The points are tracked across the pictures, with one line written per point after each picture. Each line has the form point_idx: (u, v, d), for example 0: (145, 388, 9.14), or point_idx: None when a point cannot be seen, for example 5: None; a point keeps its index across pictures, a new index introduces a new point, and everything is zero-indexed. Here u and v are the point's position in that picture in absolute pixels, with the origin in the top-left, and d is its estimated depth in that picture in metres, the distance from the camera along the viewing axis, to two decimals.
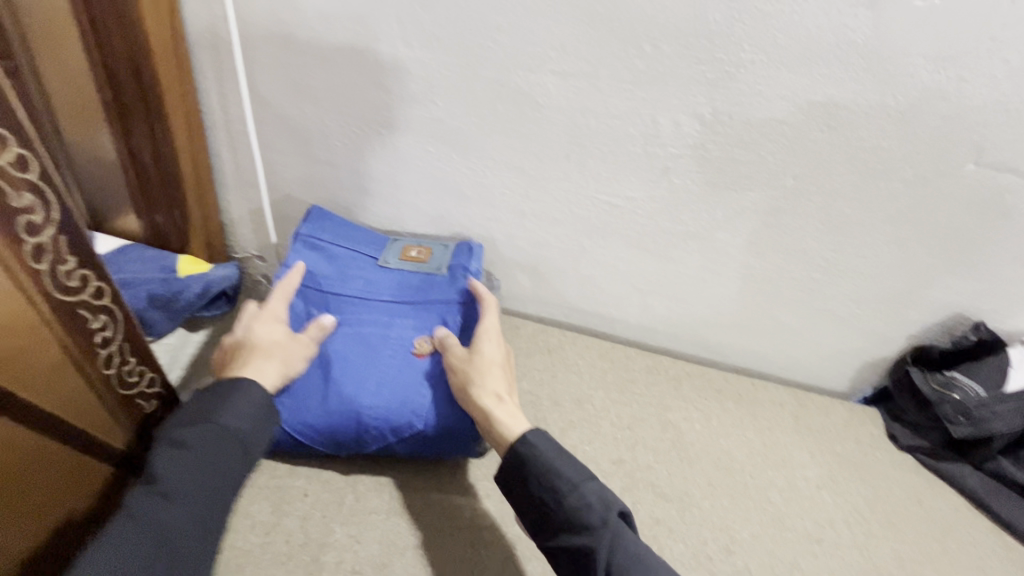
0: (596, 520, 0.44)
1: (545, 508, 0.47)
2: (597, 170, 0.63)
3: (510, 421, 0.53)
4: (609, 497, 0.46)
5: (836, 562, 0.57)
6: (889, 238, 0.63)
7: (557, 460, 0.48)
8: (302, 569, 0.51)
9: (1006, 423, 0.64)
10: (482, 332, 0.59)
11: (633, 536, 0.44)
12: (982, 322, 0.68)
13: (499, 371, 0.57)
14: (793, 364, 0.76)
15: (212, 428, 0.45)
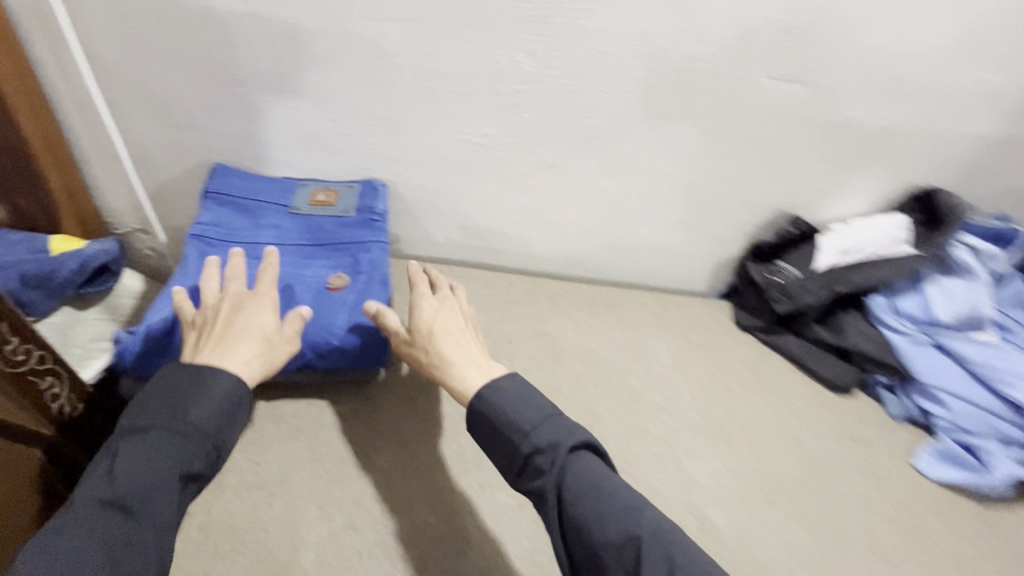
0: (556, 454, 0.49)
1: (505, 455, 0.51)
2: (451, 111, 0.68)
3: (473, 380, 0.55)
4: (571, 433, 0.50)
5: (679, 423, 0.69)
6: (715, 151, 0.73)
7: (510, 406, 0.52)
8: (206, 493, 0.57)
9: (815, 296, 0.77)
10: (418, 303, 0.61)
11: (586, 468, 0.49)
12: (798, 216, 0.80)
13: (445, 334, 0.58)
14: (657, 271, 0.87)
15: (176, 430, 0.47)
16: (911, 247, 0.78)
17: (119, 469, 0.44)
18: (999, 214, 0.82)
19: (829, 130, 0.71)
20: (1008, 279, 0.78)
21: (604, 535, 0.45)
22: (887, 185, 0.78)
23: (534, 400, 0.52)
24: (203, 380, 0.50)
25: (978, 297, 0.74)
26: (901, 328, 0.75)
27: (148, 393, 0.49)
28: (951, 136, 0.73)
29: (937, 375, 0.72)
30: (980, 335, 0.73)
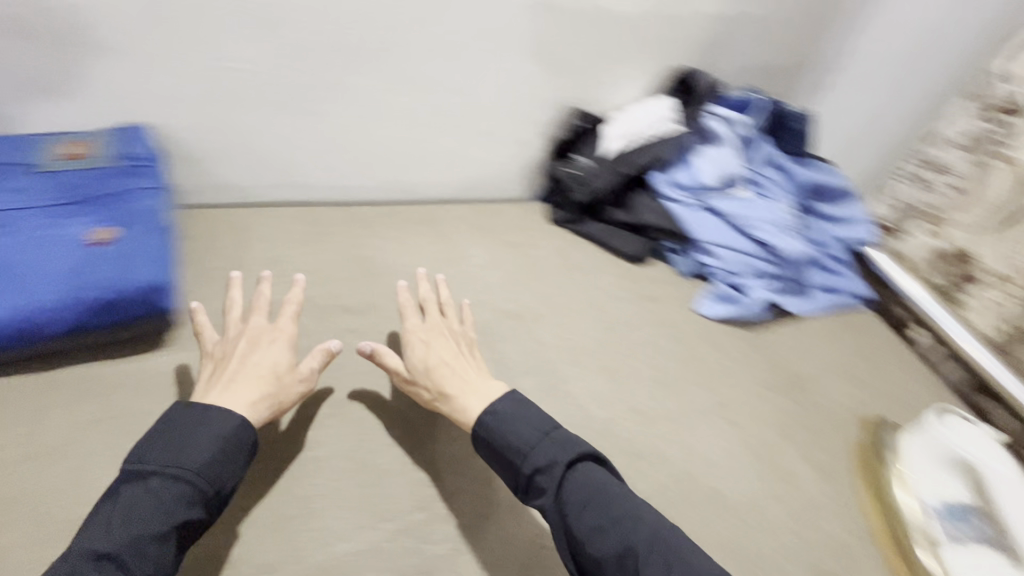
0: (554, 467, 0.54)
1: (508, 474, 0.56)
2: (203, 35, 0.64)
3: (472, 404, 0.59)
4: (569, 443, 0.56)
5: (494, 312, 0.74)
6: (492, 54, 0.76)
7: (510, 424, 0.56)
8: None
9: (604, 180, 0.85)
10: (411, 333, 0.64)
11: (590, 477, 0.54)
12: (582, 109, 0.88)
13: (442, 366, 0.61)
14: (471, 184, 0.90)
15: (174, 478, 0.47)
16: (678, 125, 0.86)
17: (123, 514, 0.44)
18: (747, 86, 0.95)
19: (587, 22, 0.78)
20: (756, 141, 0.91)
21: (598, 546, 0.50)
22: (652, 70, 0.87)
23: (534, 414, 0.57)
24: (207, 415, 0.51)
25: (730, 159, 0.86)
26: (677, 197, 0.86)
27: (155, 432, 0.50)
28: (689, 19, 0.83)
29: (706, 232, 0.85)
30: (735, 191, 0.86)
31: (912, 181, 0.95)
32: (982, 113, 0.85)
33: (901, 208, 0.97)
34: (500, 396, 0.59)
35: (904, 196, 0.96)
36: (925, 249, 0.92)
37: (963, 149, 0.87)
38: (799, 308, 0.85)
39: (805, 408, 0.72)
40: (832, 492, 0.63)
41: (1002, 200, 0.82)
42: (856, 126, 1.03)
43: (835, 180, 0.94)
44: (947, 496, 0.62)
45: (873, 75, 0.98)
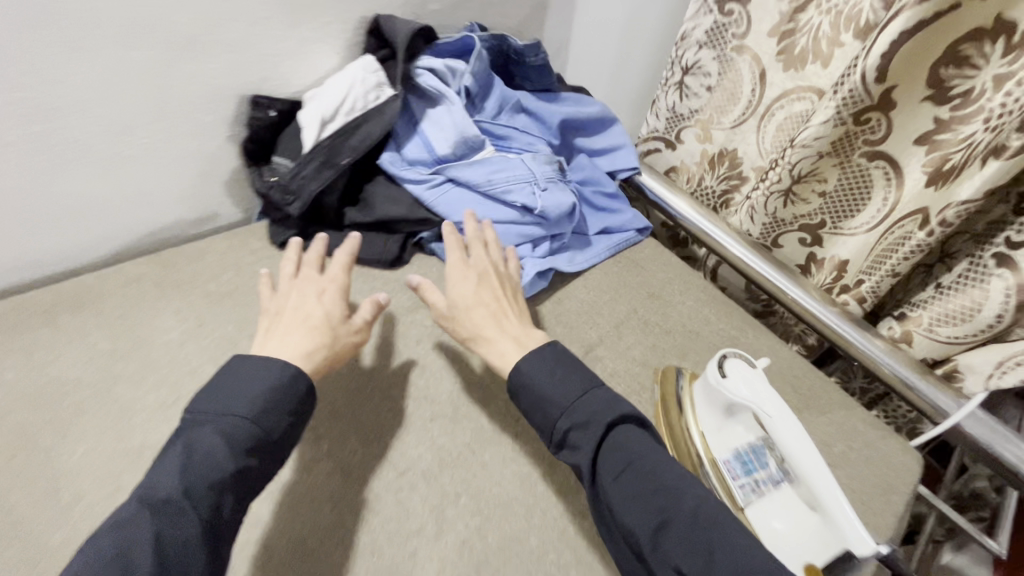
0: (594, 424, 0.51)
1: (541, 426, 0.54)
2: None
3: (508, 352, 0.58)
4: (606, 408, 0.52)
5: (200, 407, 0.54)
6: (68, 50, 0.52)
7: (540, 380, 0.54)
8: None
9: (319, 181, 0.67)
10: (463, 268, 0.63)
11: (633, 442, 0.51)
12: (258, 95, 0.67)
13: (474, 309, 0.60)
14: (146, 219, 0.69)
15: (234, 423, 0.46)
16: (394, 89, 0.71)
17: (252, 414, 0.47)
18: (467, 23, 0.80)
19: None
20: (492, 87, 0.78)
21: (631, 515, 0.47)
22: (333, 25, 0.68)
23: (572, 376, 0.55)
24: (260, 368, 0.50)
25: (464, 119, 0.72)
26: (415, 175, 0.72)
27: (245, 380, 0.49)
28: None
29: (459, 209, 0.72)
30: (482, 154, 0.73)
31: (672, 89, 0.87)
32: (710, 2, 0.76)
33: (669, 117, 0.90)
34: (520, 358, 0.56)
35: (667, 105, 0.89)
36: (695, 158, 0.90)
37: (704, 45, 0.79)
38: (580, 264, 0.78)
39: None
40: None
41: (754, 96, 0.77)
42: (608, 91, 1.03)
43: (588, 111, 0.86)
44: (737, 444, 0.55)
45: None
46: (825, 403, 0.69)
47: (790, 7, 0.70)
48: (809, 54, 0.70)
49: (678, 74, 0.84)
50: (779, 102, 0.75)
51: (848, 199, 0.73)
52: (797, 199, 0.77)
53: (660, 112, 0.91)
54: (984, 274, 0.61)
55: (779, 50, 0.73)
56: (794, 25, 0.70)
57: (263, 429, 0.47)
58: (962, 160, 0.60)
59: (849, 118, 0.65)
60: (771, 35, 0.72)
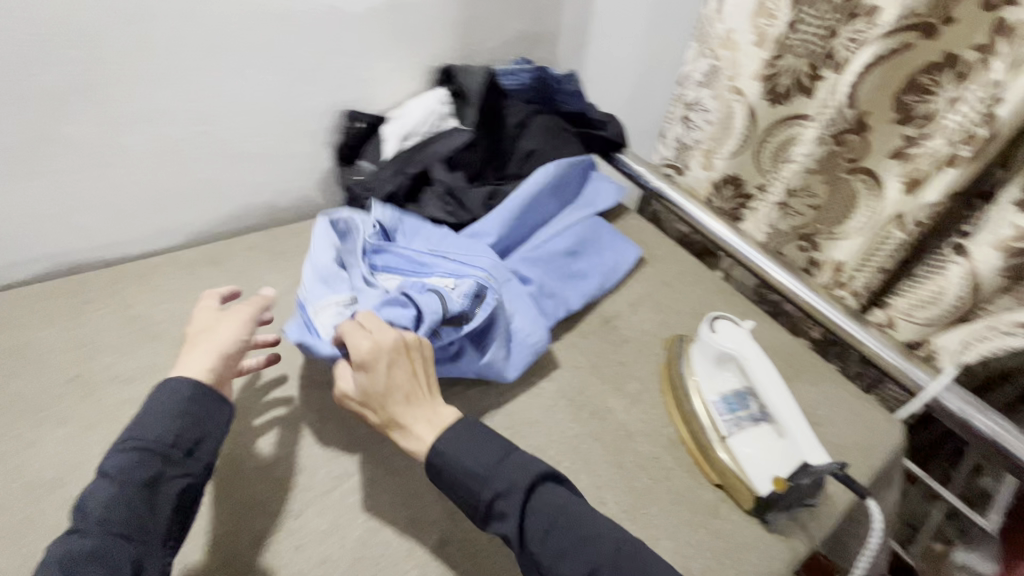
0: (513, 494, 0.52)
1: (467, 495, 0.53)
2: None
3: (422, 431, 0.57)
4: (523, 471, 0.53)
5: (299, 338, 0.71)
6: (221, 74, 0.71)
7: (459, 454, 0.54)
8: None
9: (393, 181, 0.85)
10: (371, 358, 0.57)
11: (553, 499, 0.52)
12: (351, 109, 0.86)
13: (392, 395, 0.57)
14: (260, 205, 0.87)
15: (131, 447, 0.49)
16: (455, 119, 0.91)
17: (152, 434, 0.50)
18: (514, 58, 0.99)
19: (319, 22, 0.75)
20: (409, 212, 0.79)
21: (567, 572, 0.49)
22: (414, 59, 0.87)
23: (484, 446, 0.55)
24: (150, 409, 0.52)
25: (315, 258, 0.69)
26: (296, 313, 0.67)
27: (155, 407, 0.52)
28: (440, 9, 0.85)
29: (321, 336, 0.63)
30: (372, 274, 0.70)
31: (676, 122, 1.01)
32: (704, 50, 0.90)
33: (675, 146, 1.03)
34: (438, 434, 0.56)
35: (673, 136, 1.03)
36: (703, 185, 1.01)
37: (702, 84, 0.93)
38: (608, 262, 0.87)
39: (611, 345, 0.78)
40: (641, 413, 0.69)
41: (748, 129, 0.90)
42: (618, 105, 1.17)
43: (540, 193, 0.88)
44: (724, 389, 0.67)
45: (621, 34, 1.07)
46: (814, 378, 0.79)
47: (771, 56, 0.82)
48: (792, 90, 0.83)
49: (680, 107, 0.99)
50: (774, 129, 0.88)
51: (839, 209, 0.84)
52: (793, 212, 0.89)
53: (667, 141, 1.04)
54: (943, 263, 0.72)
55: (763, 91, 0.85)
56: (773, 70, 0.83)
57: (168, 441, 0.50)
58: (930, 170, 0.71)
59: (831, 138, 0.79)
60: (757, 80, 0.85)
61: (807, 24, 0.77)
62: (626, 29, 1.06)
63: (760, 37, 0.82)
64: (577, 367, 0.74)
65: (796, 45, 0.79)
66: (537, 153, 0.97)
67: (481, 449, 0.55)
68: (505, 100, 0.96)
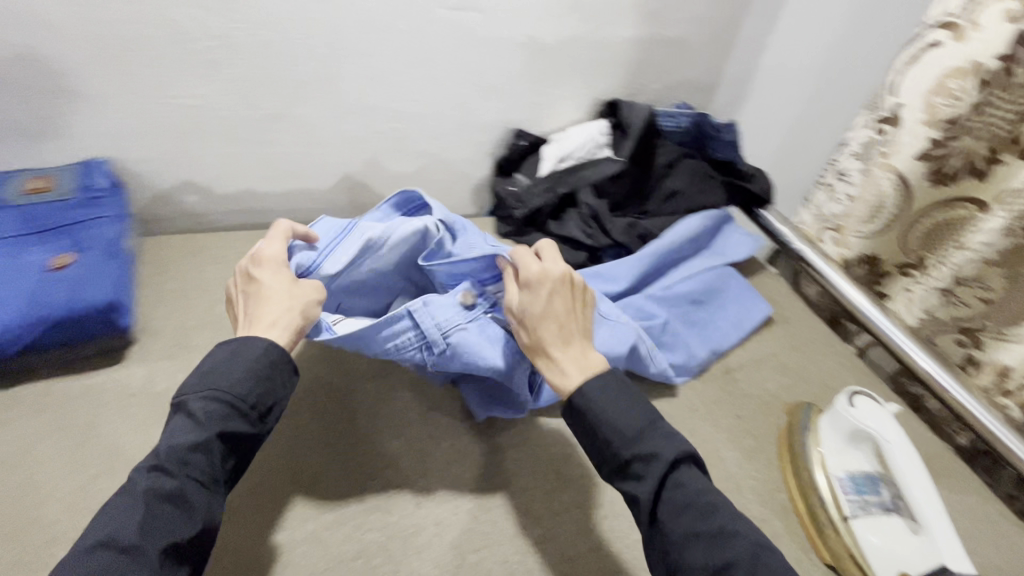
0: (656, 461, 0.50)
1: (606, 452, 0.52)
2: (150, 76, 0.69)
3: (564, 375, 0.55)
4: (668, 447, 0.51)
5: None
6: (424, 81, 0.82)
7: (610, 411, 0.53)
8: None
9: (542, 198, 0.92)
10: (537, 282, 0.59)
11: (689, 480, 0.50)
12: (522, 129, 0.94)
13: (551, 319, 0.57)
14: (423, 199, 0.98)
15: (219, 398, 0.48)
16: (610, 151, 0.95)
17: (235, 391, 0.49)
18: (678, 102, 1.02)
19: (514, 47, 0.83)
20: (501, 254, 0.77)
21: (688, 556, 0.47)
22: (584, 91, 0.94)
23: (634, 407, 0.53)
24: (233, 353, 0.50)
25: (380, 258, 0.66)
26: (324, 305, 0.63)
27: (226, 358, 0.50)
28: (617, 46, 0.90)
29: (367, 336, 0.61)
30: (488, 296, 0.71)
31: (823, 189, 0.97)
32: (870, 120, 0.86)
33: (816, 214, 1.00)
34: (586, 382, 0.54)
35: (816, 204, 0.99)
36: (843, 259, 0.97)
37: (857, 157, 0.89)
38: (734, 313, 0.87)
39: (730, 396, 0.77)
40: (755, 470, 0.68)
41: (900, 210, 0.86)
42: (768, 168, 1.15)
43: (654, 246, 0.88)
44: (853, 468, 0.64)
45: (788, 91, 1.05)
46: (956, 483, 0.71)
47: (941, 137, 0.78)
48: (962, 171, 0.78)
49: (831, 176, 0.95)
50: (944, 204, 0.82)
51: (1015, 309, 0.77)
52: (958, 303, 0.83)
53: (809, 208, 1.02)
54: None
55: (928, 170, 0.81)
56: (943, 151, 0.79)
57: (245, 400, 0.49)
58: None
59: (1020, 232, 0.74)
60: (920, 159, 0.80)
61: (996, 108, 0.73)
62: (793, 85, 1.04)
63: (932, 116, 0.77)
64: (692, 409, 0.74)
65: (977, 128, 0.75)
66: (680, 195, 0.99)
67: (635, 411, 0.53)
68: (660, 139, 1.00)
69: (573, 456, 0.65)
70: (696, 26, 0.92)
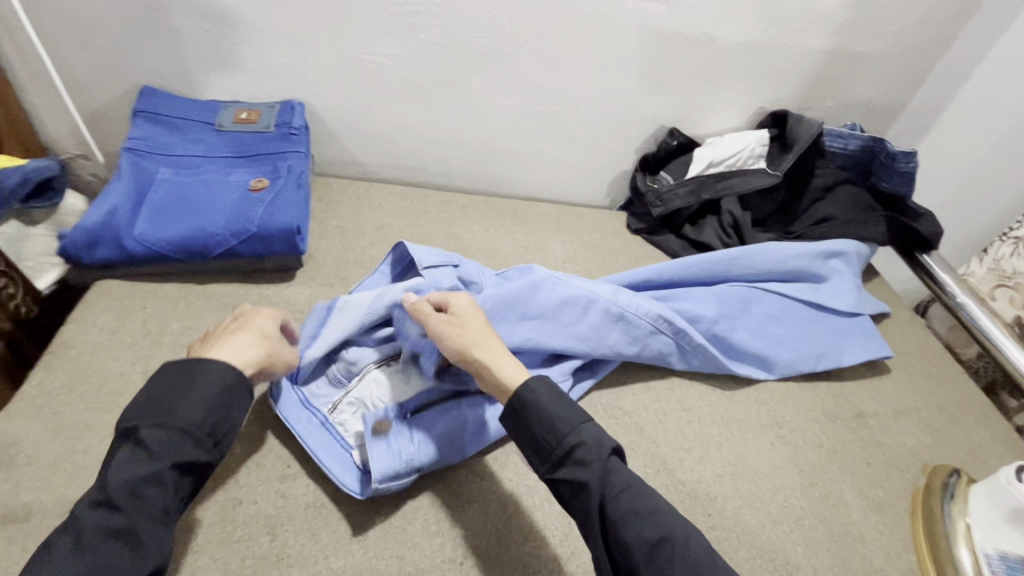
0: (597, 447, 0.49)
1: (546, 445, 0.50)
2: (355, 32, 0.76)
3: (507, 371, 0.54)
4: (605, 437, 0.51)
5: None
6: (593, 68, 0.83)
7: (549, 400, 0.52)
8: (134, 332, 0.62)
9: (683, 200, 0.90)
10: (463, 306, 0.59)
11: (624, 469, 0.50)
12: (676, 128, 0.92)
13: (486, 333, 0.57)
14: (561, 183, 0.99)
15: (168, 428, 0.44)
16: (765, 163, 0.91)
17: (191, 421, 0.45)
18: (850, 122, 0.94)
19: (689, 44, 0.82)
20: (531, 280, 0.68)
21: (633, 533, 0.46)
22: (749, 98, 0.90)
23: (573, 401, 0.52)
24: (185, 379, 0.46)
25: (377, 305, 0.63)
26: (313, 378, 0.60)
27: (184, 388, 0.46)
28: (797, 55, 0.85)
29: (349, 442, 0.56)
30: (514, 328, 0.66)
31: (1009, 242, 0.88)
32: None
33: (991, 266, 0.91)
34: (532, 376, 0.53)
35: (994, 255, 0.90)
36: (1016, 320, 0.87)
37: None
38: (868, 353, 0.80)
39: (861, 441, 0.71)
40: (881, 524, 0.62)
41: None
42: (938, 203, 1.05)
43: (715, 265, 0.81)
44: (1007, 548, 0.57)
45: (985, 126, 0.93)
46: None
47: None
48: None
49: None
50: None
51: None
52: None
53: (985, 259, 0.92)
54: None
55: None
56: None
57: (202, 426, 0.45)
58: None
59: None
60: None
61: None
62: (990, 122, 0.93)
63: None
64: (817, 444, 0.69)
65: None
66: (832, 221, 0.93)
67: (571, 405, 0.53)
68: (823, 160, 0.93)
69: (684, 460, 0.64)
70: (890, 45, 0.85)
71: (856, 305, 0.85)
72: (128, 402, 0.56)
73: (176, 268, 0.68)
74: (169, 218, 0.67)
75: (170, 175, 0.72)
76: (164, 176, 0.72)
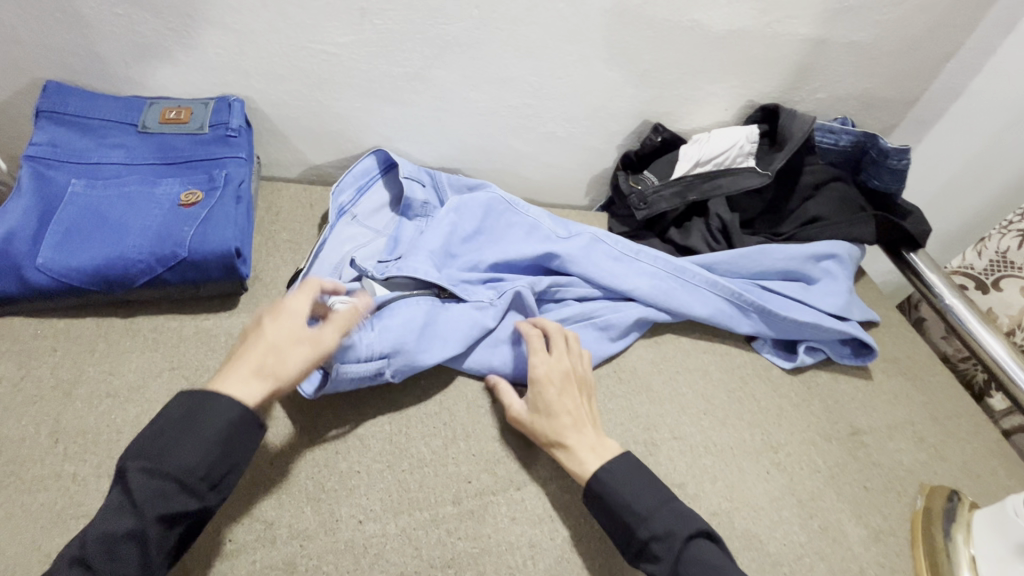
0: (670, 538, 0.49)
1: (621, 535, 0.51)
2: (299, 18, 0.66)
3: (577, 461, 0.54)
4: (684, 523, 0.50)
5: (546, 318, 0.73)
6: (572, 58, 0.75)
7: (621, 488, 0.52)
8: (46, 385, 0.53)
9: (668, 202, 0.85)
10: (542, 381, 0.58)
11: (706, 552, 0.49)
12: (661, 124, 0.85)
13: (562, 414, 0.56)
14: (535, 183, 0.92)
15: (157, 477, 0.40)
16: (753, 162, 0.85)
17: (182, 465, 0.41)
18: (841, 117, 0.90)
19: (677, 33, 0.75)
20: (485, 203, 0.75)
21: None
22: (738, 91, 0.84)
23: (649, 486, 0.52)
24: (195, 407, 0.43)
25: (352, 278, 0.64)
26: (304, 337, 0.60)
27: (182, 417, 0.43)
28: (789, 43, 0.78)
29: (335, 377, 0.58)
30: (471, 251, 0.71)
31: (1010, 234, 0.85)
32: None
33: (993, 258, 0.88)
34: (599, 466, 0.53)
35: (995, 248, 0.87)
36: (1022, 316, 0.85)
37: None
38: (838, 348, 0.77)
39: (858, 462, 0.68)
40: (880, 555, 0.60)
41: None
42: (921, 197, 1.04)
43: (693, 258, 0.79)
44: None
45: (977, 120, 0.91)
46: None
47: None
48: None
49: None
50: None
51: None
52: None
53: (985, 252, 0.89)
54: None
55: None
56: None
57: (196, 474, 0.41)
58: None
59: None
60: None
61: None
62: (979, 116, 0.90)
63: None
64: (814, 470, 0.66)
65: None
66: (821, 222, 0.87)
67: (647, 489, 0.52)
68: (811, 157, 0.88)
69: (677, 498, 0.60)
70: (888, 33, 0.79)
71: (845, 309, 0.79)
72: (39, 476, 0.48)
73: (95, 301, 0.59)
74: (80, 242, 0.57)
75: (80, 188, 0.61)
76: (74, 190, 0.61)
